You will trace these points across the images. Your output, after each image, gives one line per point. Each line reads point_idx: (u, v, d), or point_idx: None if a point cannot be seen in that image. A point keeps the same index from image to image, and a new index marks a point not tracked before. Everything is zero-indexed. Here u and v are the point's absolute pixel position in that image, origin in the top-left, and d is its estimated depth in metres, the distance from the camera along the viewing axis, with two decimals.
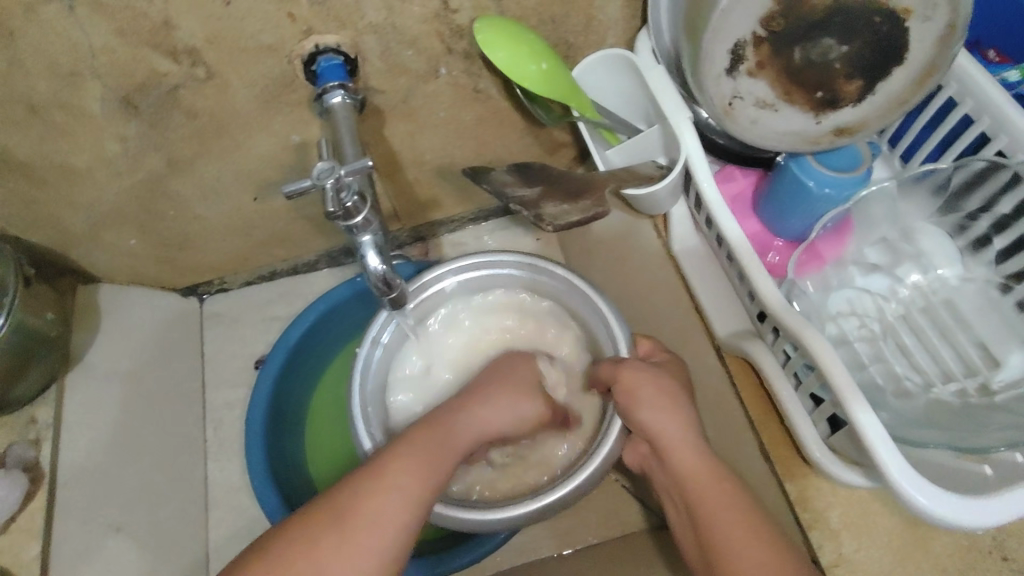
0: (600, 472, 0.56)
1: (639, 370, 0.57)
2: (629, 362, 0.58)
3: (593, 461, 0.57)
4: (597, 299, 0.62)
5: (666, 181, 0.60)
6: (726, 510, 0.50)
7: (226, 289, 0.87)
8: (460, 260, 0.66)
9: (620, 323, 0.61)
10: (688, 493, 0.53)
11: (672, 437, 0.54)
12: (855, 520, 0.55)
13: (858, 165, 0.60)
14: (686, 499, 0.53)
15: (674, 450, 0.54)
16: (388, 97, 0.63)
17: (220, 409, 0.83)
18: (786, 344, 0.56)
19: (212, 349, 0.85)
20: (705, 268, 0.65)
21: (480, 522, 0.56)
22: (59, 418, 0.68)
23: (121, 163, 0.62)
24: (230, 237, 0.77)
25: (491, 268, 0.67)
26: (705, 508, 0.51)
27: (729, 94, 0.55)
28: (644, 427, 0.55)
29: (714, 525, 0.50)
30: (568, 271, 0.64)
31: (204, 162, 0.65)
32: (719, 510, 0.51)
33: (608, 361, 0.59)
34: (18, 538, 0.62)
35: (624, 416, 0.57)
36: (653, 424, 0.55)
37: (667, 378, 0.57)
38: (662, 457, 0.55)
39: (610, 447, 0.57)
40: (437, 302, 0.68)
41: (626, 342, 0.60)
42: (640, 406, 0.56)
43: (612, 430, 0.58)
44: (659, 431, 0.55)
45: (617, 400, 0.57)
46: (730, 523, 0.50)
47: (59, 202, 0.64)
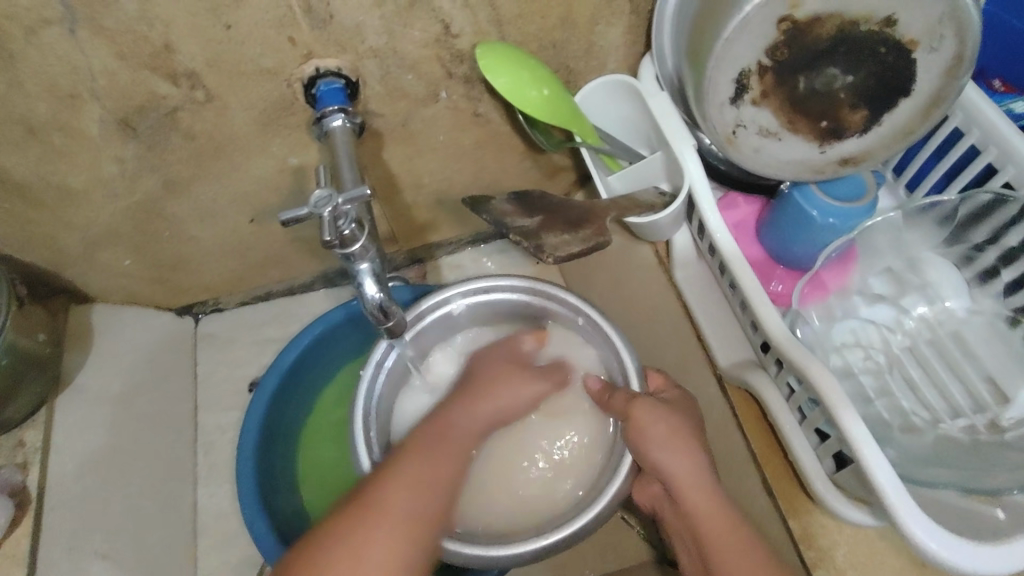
0: (608, 510, 0.55)
1: (652, 408, 0.55)
2: (641, 397, 0.56)
3: (601, 499, 0.55)
4: (602, 320, 0.61)
5: (669, 209, 0.59)
6: (740, 559, 0.49)
7: (222, 308, 0.86)
8: (470, 282, 0.64)
9: (633, 355, 0.60)
10: (701, 537, 0.52)
11: (679, 476, 0.53)
12: (862, 560, 0.53)
13: (861, 195, 0.59)
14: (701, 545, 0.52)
15: (682, 491, 0.53)
16: (387, 120, 0.62)
17: (212, 432, 0.81)
18: (790, 377, 0.54)
19: (206, 369, 0.84)
20: (706, 296, 0.64)
21: (482, 558, 0.54)
22: (48, 440, 0.67)
23: (118, 184, 0.61)
24: (226, 257, 0.76)
25: (502, 293, 0.65)
26: (721, 558, 0.50)
27: (732, 122, 0.54)
28: (652, 466, 0.54)
29: (728, 569, 0.49)
30: (575, 295, 0.63)
31: (202, 183, 0.64)
32: (732, 554, 0.49)
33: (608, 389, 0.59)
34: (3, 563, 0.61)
35: (636, 453, 0.56)
36: (667, 464, 0.54)
37: (678, 418, 0.55)
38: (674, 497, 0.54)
39: (620, 484, 0.55)
40: (446, 322, 0.67)
41: (638, 377, 0.59)
42: (646, 443, 0.54)
43: (623, 466, 0.56)
44: (671, 474, 0.53)
45: (629, 435, 0.56)
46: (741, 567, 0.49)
47: (55, 222, 0.63)
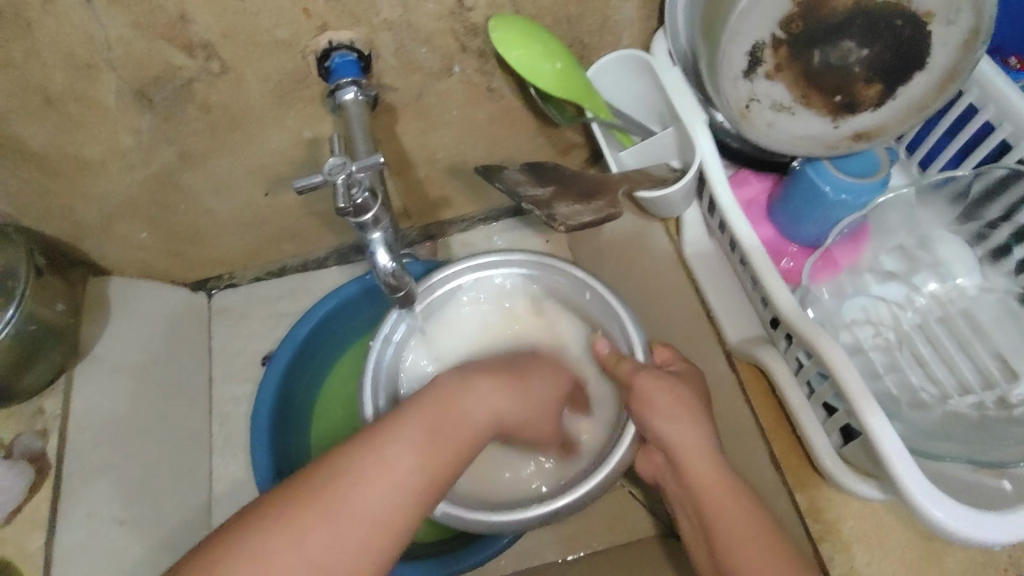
0: (609, 479, 0.55)
1: (655, 378, 0.56)
2: (644, 368, 0.57)
3: (602, 468, 0.56)
4: (608, 294, 0.62)
5: (681, 184, 0.59)
6: (736, 522, 0.50)
7: (236, 284, 0.86)
8: (478, 257, 0.65)
9: (638, 328, 0.60)
10: (701, 505, 0.52)
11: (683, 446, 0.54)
12: (867, 533, 0.54)
13: (875, 172, 0.59)
14: (700, 514, 0.52)
15: (689, 460, 0.53)
16: (401, 94, 0.63)
17: (228, 404, 0.83)
18: (799, 351, 0.55)
19: (221, 342, 0.85)
20: (717, 273, 0.65)
21: (487, 523, 0.55)
22: (68, 408, 0.68)
23: (134, 155, 0.62)
24: (241, 230, 0.76)
25: (508, 268, 0.66)
26: (719, 524, 0.50)
27: (746, 96, 0.54)
28: (660, 436, 0.54)
29: (725, 534, 0.50)
30: (579, 270, 0.63)
31: (216, 156, 0.65)
32: (737, 522, 0.50)
33: (615, 355, 0.59)
34: (23, 528, 0.63)
35: (637, 422, 0.57)
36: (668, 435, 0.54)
37: (684, 387, 0.56)
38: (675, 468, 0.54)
39: (623, 452, 0.56)
40: (452, 298, 0.67)
41: (644, 349, 0.59)
42: (654, 413, 0.55)
43: (625, 435, 0.57)
44: (677, 444, 0.54)
45: (631, 405, 0.57)
46: (746, 534, 0.49)
47: (72, 193, 0.64)
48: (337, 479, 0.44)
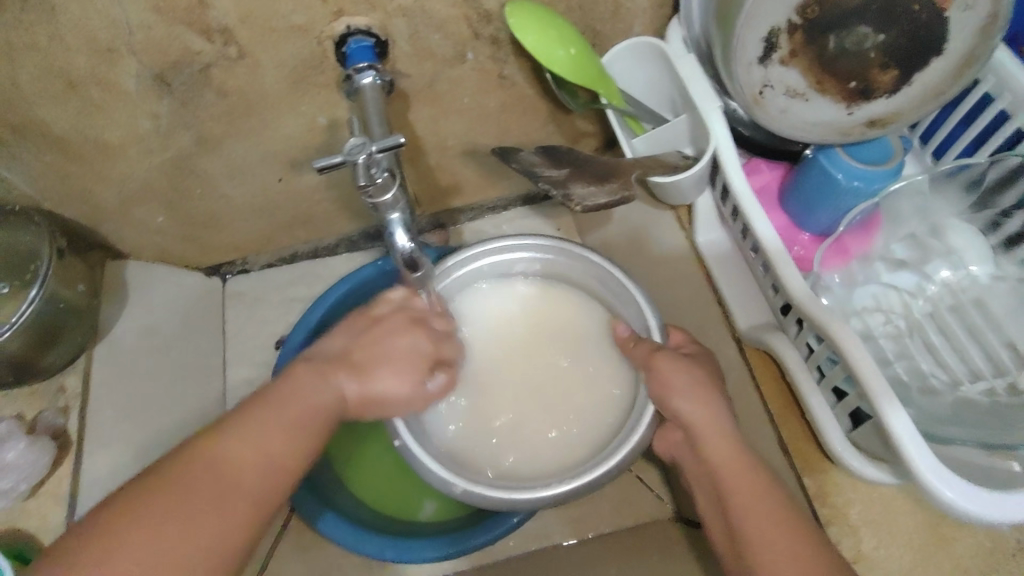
0: (628, 460, 0.56)
1: (675, 360, 0.56)
2: (663, 350, 0.58)
3: (621, 449, 0.56)
4: (626, 278, 0.62)
5: (693, 170, 0.59)
6: (756, 501, 0.50)
7: (249, 270, 0.86)
8: (496, 241, 0.65)
9: (655, 312, 0.61)
10: (720, 484, 0.52)
11: (704, 427, 0.54)
12: (875, 518, 0.55)
13: (887, 160, 0.59)
14: (718, 492, 0.52)
15: (706, 439, 0.54)
16: (414, 81, 0.63)
17: (241, 388, 0.80)
18: (810, 337, 0.56)
19: (235, 326, 0.84)
20: (729, 262, 0.66)
21: (508, 501, 0.55)
22: (87, 383, 0.71)
23: (152, 140, 0.63)
24: (255, 217, 0.77)
25: (525, 253, 0.66)
26: (739, 503, 0.51)
27: (760, 82, 0.54)
28: (677, 415, 0.55)
29: (746, 515, 0.50)
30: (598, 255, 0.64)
31: (233, 141, 0.66)
32: (756, 500, 0.50)
33: (632, 337, 0.61)
34: (46, 501, 0.65)
35: (657, 403, 0.57)
36: (687, 414, 0.54)
37: (702, 370, 0.57)
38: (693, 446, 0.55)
39: (643, 433, 0.56)
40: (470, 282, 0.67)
41: (661, 330, 0.60)
42: (674, 395, 0.55)
43: (644, 416, 0.57)
44: (693, 421, 0.54)
45: (649, 385, 0.57)
46: (760, 510, 0.50)
47: (92, 177, 0.65)
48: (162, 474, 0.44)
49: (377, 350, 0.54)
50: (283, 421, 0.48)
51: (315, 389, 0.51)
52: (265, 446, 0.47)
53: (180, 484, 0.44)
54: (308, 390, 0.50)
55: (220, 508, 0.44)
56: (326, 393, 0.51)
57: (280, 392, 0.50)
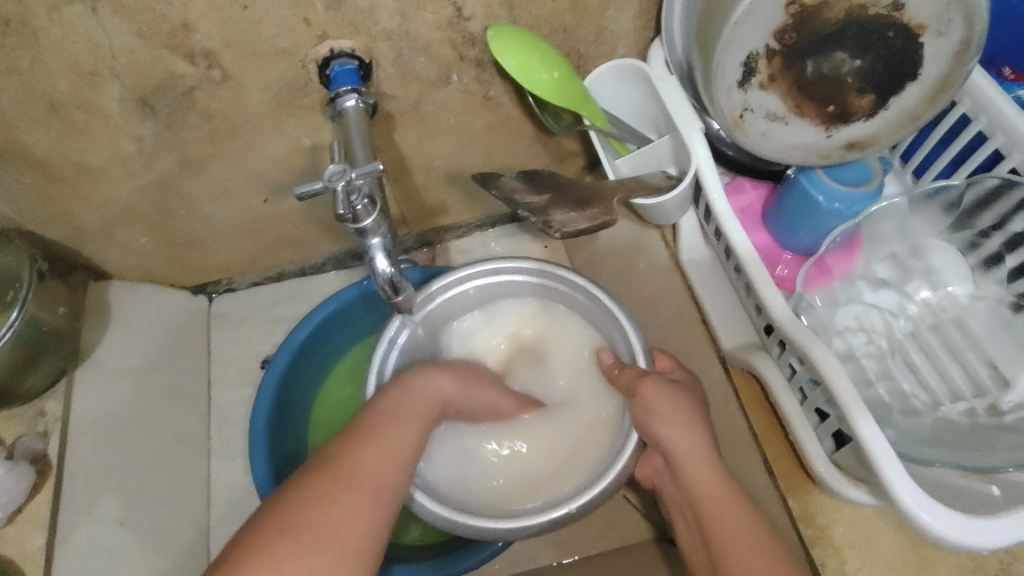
0: (613, 487, 0.56)
1: (660, 386, 0.57)
2: (649, 375, 0.58)
3: (606, 477, 0.57)
4: (611, 303, 0.63)
5: (675, 192, 0.60)
6: (733, 526, 0.50)
7: (234, 288, 0.85)
8: (481, 265, 0.65)
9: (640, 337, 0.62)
10: (700, 510, 0.53)
11: (687, 453, 0.55)
12: (859, 539, 0.55)
13: (867, 181, 0.60)
14: (699, 519, 0.53)
15: (688, 466, 0.54)
16: (400, 102, 0.63)
17: (225, 408, 0.80)
18: (792, 358, 0.56)
19: (219, 348, 0.84)
20: (713, 280, 0.66)
21: (495, 530, 0.56)
22: (68, 411, 0.68)
23: (136, 161, 0.63)
24: (240, 237, 0.77)
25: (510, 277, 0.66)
26: (717, 529, 0.51)
27: (740, 106, 0.54)
28: (661, 440, 0.56)
29: (722, 542, 0.50)
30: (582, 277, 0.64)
31: (216, 163, 0.65)
32: (733, 523, 0.51)
33: (617, 363, 0.61)
34: (26, 527, 0.62)
35: (641, 431, 0.58)
36: (672, 440, 0.55)
37: (687, 395, 0.57)
38: (676, 471, 0.55)
39: (625, 462, 0.57)
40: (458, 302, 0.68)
41: (645, 355, 0.60)
42: (658, 419, 0.56)
43: (629, 444, 0.58)
44: (678, 449, 0.55)
45: (635, 413, 0.58)
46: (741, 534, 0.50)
47: (74, 198, 0.65)
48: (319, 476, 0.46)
49: (432, 392, 0.57)
50: (386, 448, 0.49)
51: (404, 394, 0.55)
52: (384, 462, 0.49)
53: (308, 496, 0.45)
54: (402, 394, 0.55)
55: (336, 507, 0.44)
56: (414, 403, 0.54)
57: (373, 416, 0.52)
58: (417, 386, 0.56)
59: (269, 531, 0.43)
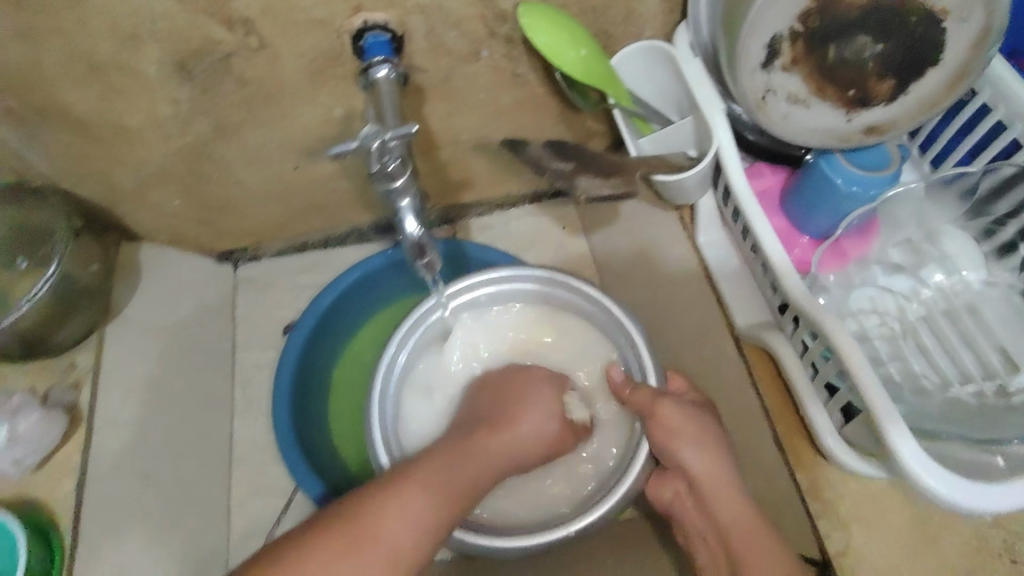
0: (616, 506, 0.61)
1: (672, 409, 0.61)
2: (663, 397, 0.61)
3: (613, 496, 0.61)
4: (622, 319, 0.66)
5: (696, 170, 0.61)
6: (750, 551, 0.55)
7: (259, 257, 0.89)
8: (493, 275, 0.69)
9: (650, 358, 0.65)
10: (725, 531, 0.58)
11: (699, 470, 0.60)
12: (864, 513, 0.56)
13: (886, 166, 0.61)
14: (725, 540, 0.58)
15: (707, 485, 0.59)
16: (430, 75, 0.65)
17: (249, 369, 0.84)
18: (805, 335, 0.57)
19: (245, 312, 0.87)
20: (729, 261, 0.68)
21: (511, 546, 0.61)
22: (98, 364, 0.70)
23: (172, 125, 0.65)
24: (270, 203, 0.79)
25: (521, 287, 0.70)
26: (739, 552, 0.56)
27: (762, 88, 0.55)
28: (685, 465, 0.60)
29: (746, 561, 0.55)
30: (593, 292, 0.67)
31: (249, 129, 0.68)
32: (752, 553, 0.55)
33: (628, 382, 0.64)
34: (52, 475, 0.64)
35: (649, 443, 0.63)
36: (687, 459, 0.60)
37: (700, 416, 0.61)
38: (695, 489, 0.60)
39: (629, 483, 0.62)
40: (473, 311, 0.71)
41: (654, 375, 0.64)
42: (677, 440, 0.60)
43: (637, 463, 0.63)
44: (694, 469, 0.60)
45: (649, 427, 0.62)
46: (762, 553, 0.55)
47: (110, 158, 0.67)
48: (357, 515, 0.51)
49: (490, 452, 0.60)
50: (430, 509, 0.53)
51: (463, 458, 0.58)
52: (426, 522, 0.52)
53: (346, 535, 0.50)
54: (461, 453, 0.58)
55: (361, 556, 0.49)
56: (467, 465, 0.57)
57: (428, 470, 0.55)
58: (473, 443, 0.59)
59: (306, 542, 0.49)
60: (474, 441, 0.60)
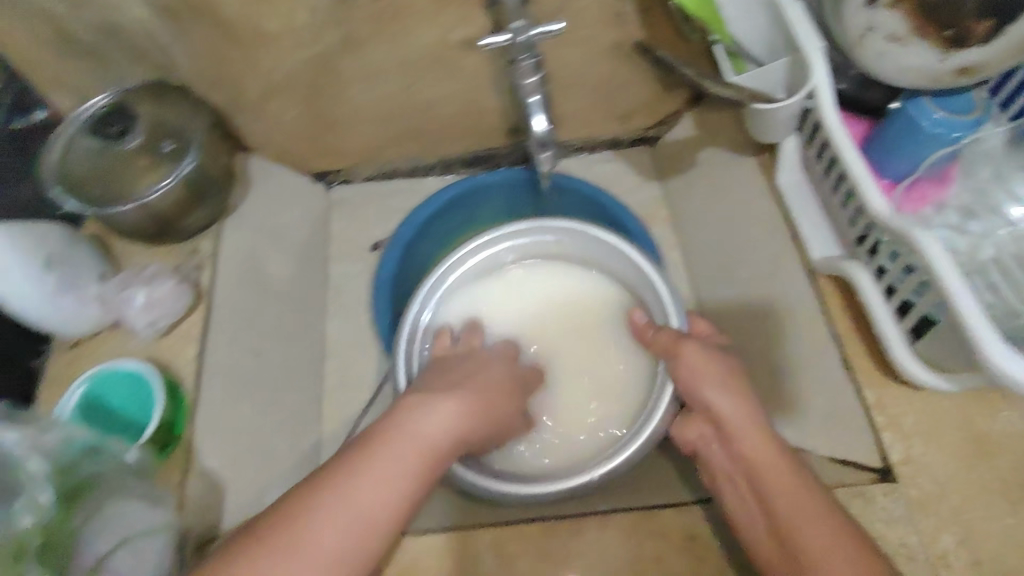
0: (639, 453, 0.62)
1: (694, 352, 0.60)
2: (687, 337, 0.61)
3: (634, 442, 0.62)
4: (646, 266, 0.70)
5: (790, 102, 0.64)
6: (793, 497, 0.50)
7: (349, 180, 0.95)
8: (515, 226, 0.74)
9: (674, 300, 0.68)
10: (756, 478, 0.53)
11: (732, 415, 0.56)
12: (926, 427, 0.60)
13: (969, 113, 0.65)
14: (756, 485, 0.53)
15: (735, 433, 0.55)
16: (545, 5, 0.71)
17: (338, 279, 0.92)
18: (884, 259, 0.61)
19: (337, 229, 0.94)
20: (805, 200, 0.72)
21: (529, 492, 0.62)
22: (216, 250, 0.75)
23: (306, 35, 0.71)
24: (377, 123, 0.86)
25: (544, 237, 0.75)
26: (784, 505, 0.50)
27: (863, 25, 0.61)
28: (709, 404, 0.58)
29: (786, 513, 0.49)
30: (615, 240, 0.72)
31: (374, 45, 0.74)
32: (792, 492, 0.50)
33: (650, 324, 0.67)
34: (180, 339, 0.70)
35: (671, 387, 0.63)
36: (718, 402, 0.57)
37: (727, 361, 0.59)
38: (726, 438, 0.56)
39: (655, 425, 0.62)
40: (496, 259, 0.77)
41: (677, 317, 0.66)
42: (702, 383, 0.58)
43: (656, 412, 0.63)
44: (722, 413, 0.56)
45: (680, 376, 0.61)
46: (788, 488, 0.51)
47: (245, 63, 0.74)
48: (288, 520, 0.44)
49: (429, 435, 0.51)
50: (368, 507, 0.46)
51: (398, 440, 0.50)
52: (371, 523, 0.46)
53: (279, 546, 0.43)
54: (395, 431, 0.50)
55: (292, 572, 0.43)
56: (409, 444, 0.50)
57: (362, 462, 0.48)
58: (413, 423, 0.51)
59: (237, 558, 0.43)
60: (412, 410, 0.53)
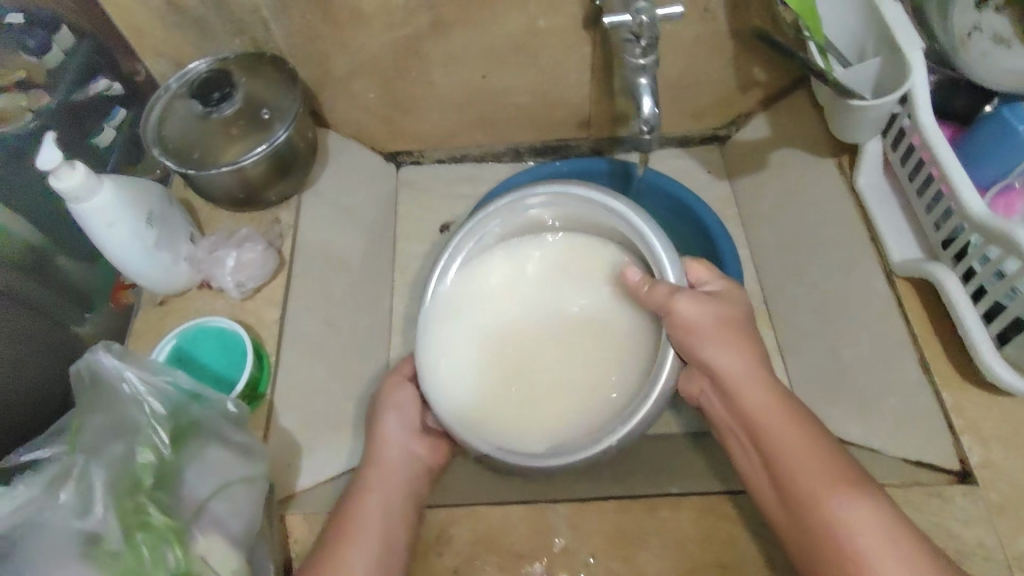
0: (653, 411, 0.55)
1: (695, 302, 0.56)
2: (681, 291, 0.56)
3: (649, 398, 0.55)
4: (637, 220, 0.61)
5: (884, 101, 0.65)
6: (799, 455, 0.52)
7: (421, 161, 0.96)
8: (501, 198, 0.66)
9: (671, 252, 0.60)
10: (762, 436, 0.54)
11: (736, 373, 0.56)
12: (1006, 432, 0.60)
13: None
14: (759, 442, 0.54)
15: (740, 389, 0.56)
16: None
17: (407, 259, 0.92)
18: (975, 260, 0.61)
19: (405, 209, 0.95)
20: (885, 203, 0.72)
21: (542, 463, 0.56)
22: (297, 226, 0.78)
23: (398, 14, 0.73)
24: (452, 109, 0.87)
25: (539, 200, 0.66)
26: (783, 464, 0.52)
27: (970, 25, 0.63)
28: (708, 363, 0.56)
29: (789, 469, 0.51)
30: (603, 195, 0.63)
31: (461, 29, 0.76)
32: (796, 453, 0.52)
33: (646, 280, 0.59)
34: (265, 303, 0.73)
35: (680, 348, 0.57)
36: (720, 362, 0.56)
37: (727, 309, 0.57)
38: (728, 393, 0.56)
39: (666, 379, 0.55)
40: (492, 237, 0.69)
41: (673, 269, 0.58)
42: (700, 341, 0.56)
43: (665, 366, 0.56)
44: (723, 369, 0.56)
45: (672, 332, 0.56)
46: (796, 443, 0.52)
47: (334, 41, 0.76)
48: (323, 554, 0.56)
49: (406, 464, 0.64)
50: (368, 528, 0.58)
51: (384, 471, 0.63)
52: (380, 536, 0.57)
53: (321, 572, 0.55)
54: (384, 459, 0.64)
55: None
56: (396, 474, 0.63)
57: (360, 498, 0.61)
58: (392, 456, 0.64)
59: None
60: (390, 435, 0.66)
